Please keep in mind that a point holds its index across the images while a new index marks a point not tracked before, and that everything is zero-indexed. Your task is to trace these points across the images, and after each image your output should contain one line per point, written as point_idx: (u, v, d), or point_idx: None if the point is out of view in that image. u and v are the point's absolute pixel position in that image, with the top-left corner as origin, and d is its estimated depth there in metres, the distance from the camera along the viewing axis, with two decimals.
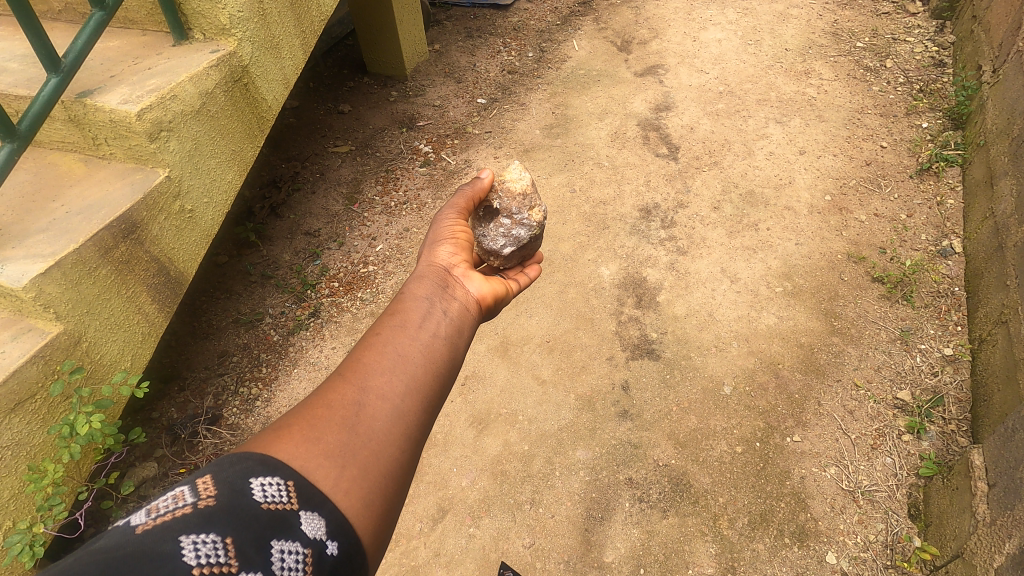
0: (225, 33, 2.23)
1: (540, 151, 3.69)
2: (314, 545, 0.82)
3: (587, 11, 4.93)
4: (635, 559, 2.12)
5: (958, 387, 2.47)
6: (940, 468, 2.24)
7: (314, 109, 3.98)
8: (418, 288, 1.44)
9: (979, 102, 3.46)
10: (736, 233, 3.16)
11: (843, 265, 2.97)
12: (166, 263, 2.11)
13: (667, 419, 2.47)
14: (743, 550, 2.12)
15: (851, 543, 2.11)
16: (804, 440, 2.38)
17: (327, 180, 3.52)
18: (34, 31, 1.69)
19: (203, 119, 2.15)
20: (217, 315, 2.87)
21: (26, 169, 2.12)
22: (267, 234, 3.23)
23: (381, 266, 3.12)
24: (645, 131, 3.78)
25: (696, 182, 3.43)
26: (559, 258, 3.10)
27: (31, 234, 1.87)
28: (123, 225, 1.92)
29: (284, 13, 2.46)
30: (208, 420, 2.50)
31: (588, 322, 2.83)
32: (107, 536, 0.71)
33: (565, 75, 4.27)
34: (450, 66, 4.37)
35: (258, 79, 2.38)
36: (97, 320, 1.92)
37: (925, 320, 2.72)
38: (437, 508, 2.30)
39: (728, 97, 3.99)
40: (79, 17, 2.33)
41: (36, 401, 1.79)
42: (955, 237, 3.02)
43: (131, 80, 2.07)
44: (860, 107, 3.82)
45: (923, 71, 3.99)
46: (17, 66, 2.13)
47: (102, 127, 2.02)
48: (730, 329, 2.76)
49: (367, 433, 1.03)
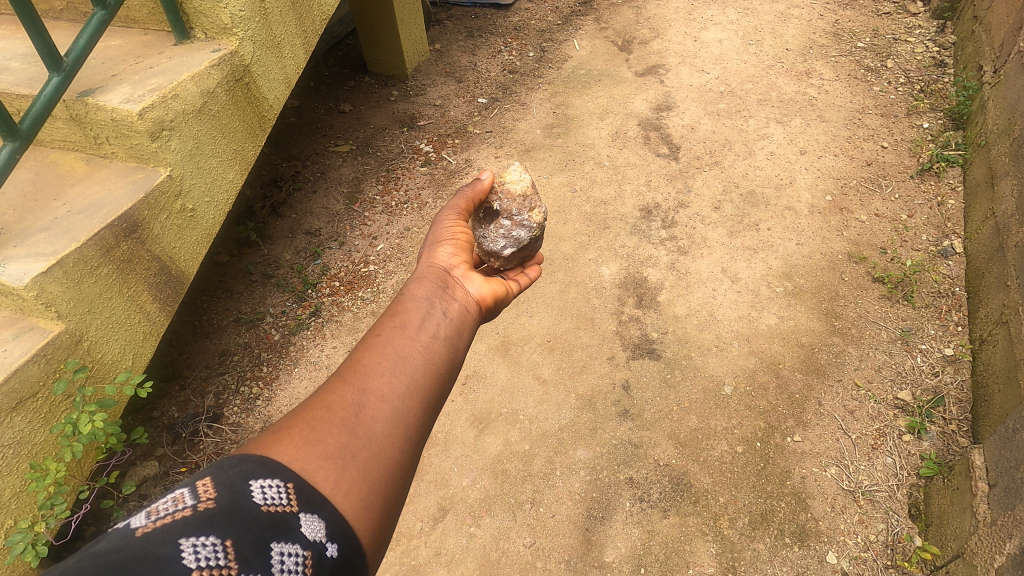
0: (227, 33, 2.23)
1: (541, 151, 3.69)
2: (314, 548, 0.82)
3: (588, 11, 4.93)
4: (635, 559, 2.13)
5: (958, 387, 2.48)
6: (941, 468, 2.24)
7: (315, 109, 3.98)
8: (418, 289, 1.44)
9: (979, 103, 3.46)
10: (737, 233, 3.16)
11: (843, 265, 2.97)
12: (167, 262, 2.11)
13: (667, 419, 2.47)
14: (743, 550, 2.12)
15: (851, 543, 2.11)
16: (805, 440, 2.38)
17: (327, 180, 3.52)
18: (35, 30, 1.69)
19: (205, 118, 2.15)
20: (217, 315, 2.87)
21: (27, 168, 2.12)
22: (267, 233, 3.23)
23: (381, 265, 3.12)
24: (646, 131, 3.78)
25: (696, 182, 3.43)
26: (559, 257, 3.10)
27: (33, 234, 1.87)
28: (125, 225, 1.92)
29: (286, 12, 2.46)
30: (209, 419, 2.50)
31: (588, 321, 2.83)
32: (107, 539, 0.71)
33: (566, 75, 4.27)
34: (450, 66, 4.37)
35: (259, 78, 2.38)
36: (99, 319, 1.92)
37: (925, 320, 2.72)
38: (437, 507, 2.30)
39: (729, 97, 3.99)
40: (80, 17, 2.34)
41: (37, 399, 1.79)
42: (956, 237, 3.02)
43: (132, 79, 2.07)
44: (861, 107, 3.82)
45: (923, 71, 3.99)
46: (18, 65, 2.13)
47: (103, 126, 2.02)
48: (731, 329, 2.76)
49: (366, 435, 1.03)
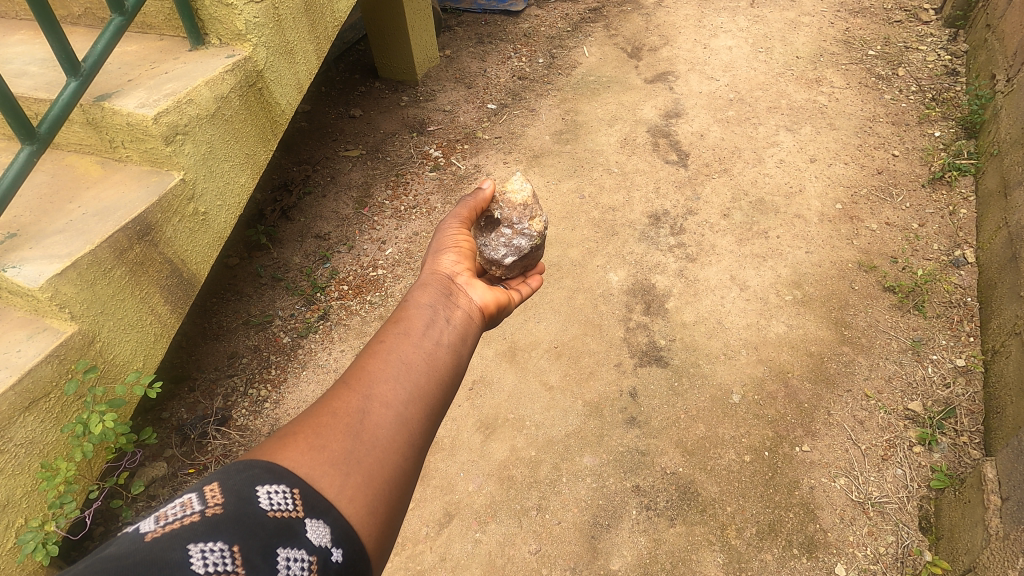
0: (241, 39, 2.26)
1: (550, 157, 3.70)
2: (319, 552, 0.83)
3: (598, 17, 4.94)
4: (642, 567, 2.12)
5: (970, 398, 2.45)
6: (952, 480, 2.22)
7: (326, 114, 4.01)
8: (422, 295, 1.44)
9: (992, 111, 3.43)
10: (746, 241, 3.15)
11: (853, 274, 2.95)
12: (179, 265, 2.14)
13: (675, 427, 2.46)
14: (751, 560, 2.10)
15: (860, 555, 2.09)
16: (813, 449, 2.37)
17: (337, 184, 3.55)
18: (54, 36, 1.72)
19: (218, 122, 2.18)
20: (227, 317, 2.89)
21: (45, 170, 2.15)
22: (277, 236, 3.26)
23: (390, 269, 3.14)
24: (655, 137, 3.78)
25: (705, 190, 3.42)
26: (567, 263, 3.11)
27: (48, 235, 1.89)
28: (139, 227, 1.95)
29: (298, 18, 2.48)
30: (218, 420, 2.52)
31: (596, 327, 2.83)
32: (117, 544, 0.72)
33: (576, 82, 4.28)
34: (460, 71, 4.39)
35: (272, 84, 2.40)
36: (111, 321, 1.94)
37: (936, 330, 2.70)
38: (443, 513, 2.30)
39: (738, 104, 3.99)
40: (98, 22, 2.38)
41: (49, 399, 1.81)
42: (968, 247, 3.00)
43: (148, 84, 2.10)
44: (872, 115, 3.80)
45: (935, 80, 3.97)
46: (36, 69, 2.16)
47: (119, 130, 2.05)
48: (740, 337, 2.75)
49: (371, 441, 1.03)
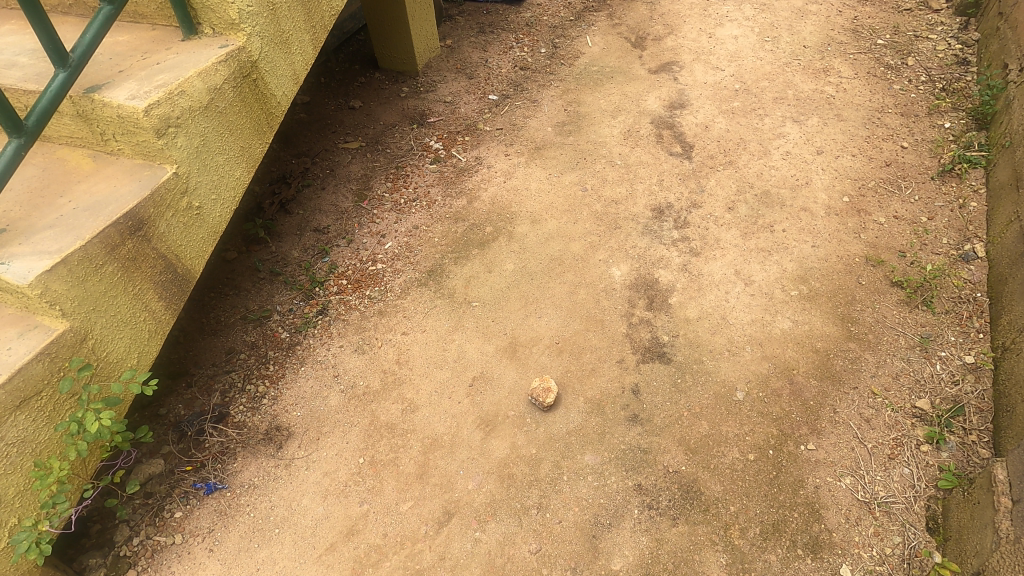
0: (235, 28, 2.20)
1: (552, 149, 3.64)
2: None
3: (602, 6, 4.86)
4: (643, 567, 2.08)
5: (979, 396, 2.40)
6: (960, 480, 2.17)
7: (325, 105, 3.96)
8: None
9: (1004, 102, 3.34)
10: (751, 235, 3.10)
11: (860, 269, 2.90)
12: (173, 260, 2.10)
13: (678, 425, 2.42)
14: (755, 561, 2.07)
15: (866, 555, 2.06)
16: (819, 448, 2.33)
17: (337, 177, 3.51)
18: (41, 26, 1.67)
19: (211, 115, 2.13)
20: (225, 312, 2.86)
21: (35, 164, 2.11)
22: (276, 230, 3.23)
23: (388, 263, 3.09)
24: (658, 129, 3.72)
25: (710, 182, 3.36)
26: (569, 257, 3.06)
27: (38, 230, 1.85)
28: (131, 222, 1.91)
29: (294, 7, 2.43)
30: (214, 418, 2.48)
31: (597, 323, 2.79)
32: None
33: (578, 72, 4.21)
34: (461, 61, 4.33)
35: (268, 75, 2.35)
36: (104, 317, 1.90)
37: (945, 326, 2.65)
38: (442, 511, 2.26)
39: (744, 95, 3.92)
40: (89, 12, 2.33)
41: (42, 397, 1.77)
42: (979, 241, 2.93)
43: (139, 75, 2.05)
44: (881, 106, 3.72)
45: (945, 70, 3.89)
46: (25, 60, 2.12)
47: (110, 122, 2.00)
48: (744, 333, 2.70)
49: None
